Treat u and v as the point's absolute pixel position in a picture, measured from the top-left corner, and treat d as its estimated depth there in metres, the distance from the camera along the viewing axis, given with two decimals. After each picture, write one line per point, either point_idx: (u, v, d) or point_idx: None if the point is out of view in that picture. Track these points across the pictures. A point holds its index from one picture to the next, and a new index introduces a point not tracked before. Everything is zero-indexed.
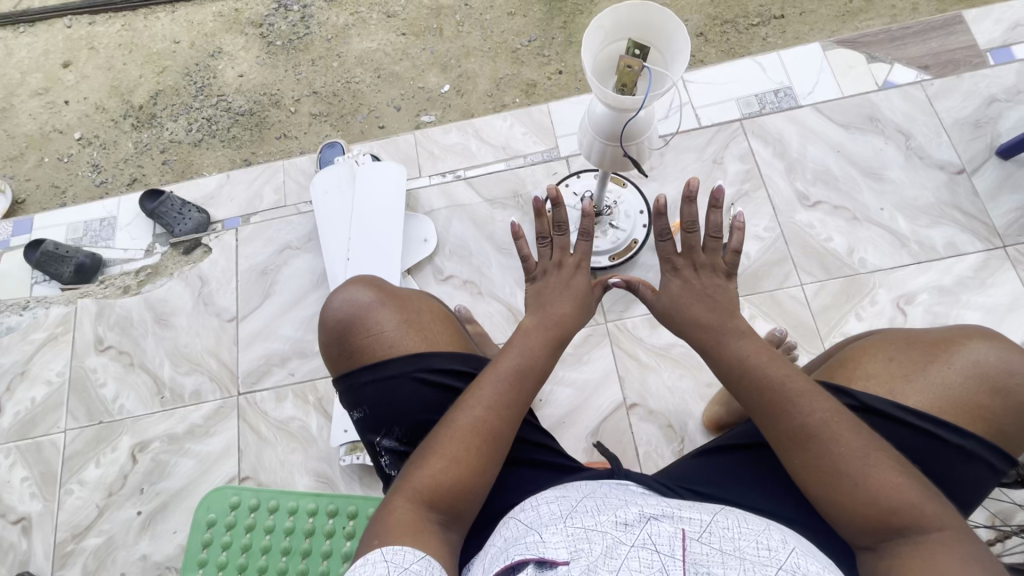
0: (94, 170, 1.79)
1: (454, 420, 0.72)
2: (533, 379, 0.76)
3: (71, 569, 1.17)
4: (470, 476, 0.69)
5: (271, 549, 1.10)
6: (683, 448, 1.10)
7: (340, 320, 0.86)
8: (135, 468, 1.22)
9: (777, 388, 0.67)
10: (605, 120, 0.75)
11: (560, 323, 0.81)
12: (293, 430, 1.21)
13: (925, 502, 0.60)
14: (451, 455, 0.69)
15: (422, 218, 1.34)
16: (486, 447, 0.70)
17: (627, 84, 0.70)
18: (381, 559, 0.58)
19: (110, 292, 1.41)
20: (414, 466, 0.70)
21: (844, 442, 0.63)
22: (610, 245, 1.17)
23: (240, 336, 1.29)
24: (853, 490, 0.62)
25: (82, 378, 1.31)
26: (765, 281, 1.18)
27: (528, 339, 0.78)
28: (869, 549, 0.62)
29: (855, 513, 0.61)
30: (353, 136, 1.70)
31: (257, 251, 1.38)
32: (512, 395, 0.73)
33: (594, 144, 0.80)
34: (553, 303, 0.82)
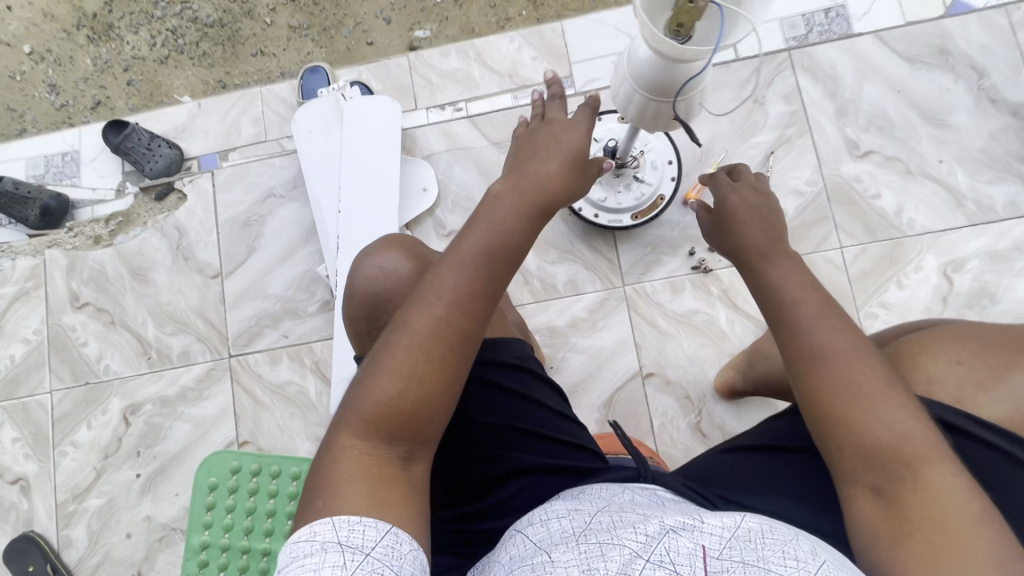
0: (52, 91, 1.56)
1: (408, 323, 0.64)
2: (502, 260, 0.67)
3: (76, 529, 1.16)
4: (430, 394, 0.62)
5: (277, 513, 1.11)
6: (699, 421, 1.06)
7: (364, 294, 0.75)
8: (128, 431, 1.18)
9: (795, 309, 0.59)
10: (649, 69, 0.60)
11: (539, 190, 0.69)
12: (290, 395, 1.15)
13: (931, 441, 0.52)
14: (408, 369, 0.61)
15: (419, 161, 1.19)
16: (446, 355, 0.63)
17: (686, 24, 0.54)
18: (334, 541, 0.54)
19: (79, 243, 1.28)
20: (362, 383, 0.63)
21: (860, 368, 0.55)
22: (633, 201, 1.05)
23: (226, 294, 1.19)
24: (855, 422, 0.54)
25: (61, 337, 1.23)
26: (800, 243, 1.07)
27: (492, 218, 0.68)
28: (864, 493, 0.53)
29: (852, 446, 0.54)
30: (339, 56, 1.48)
31: (236, 199, 1.23)
32: (473, 290, 0.65)
33: (633, 98, 0.65)
34: (533, 167, 0.70)
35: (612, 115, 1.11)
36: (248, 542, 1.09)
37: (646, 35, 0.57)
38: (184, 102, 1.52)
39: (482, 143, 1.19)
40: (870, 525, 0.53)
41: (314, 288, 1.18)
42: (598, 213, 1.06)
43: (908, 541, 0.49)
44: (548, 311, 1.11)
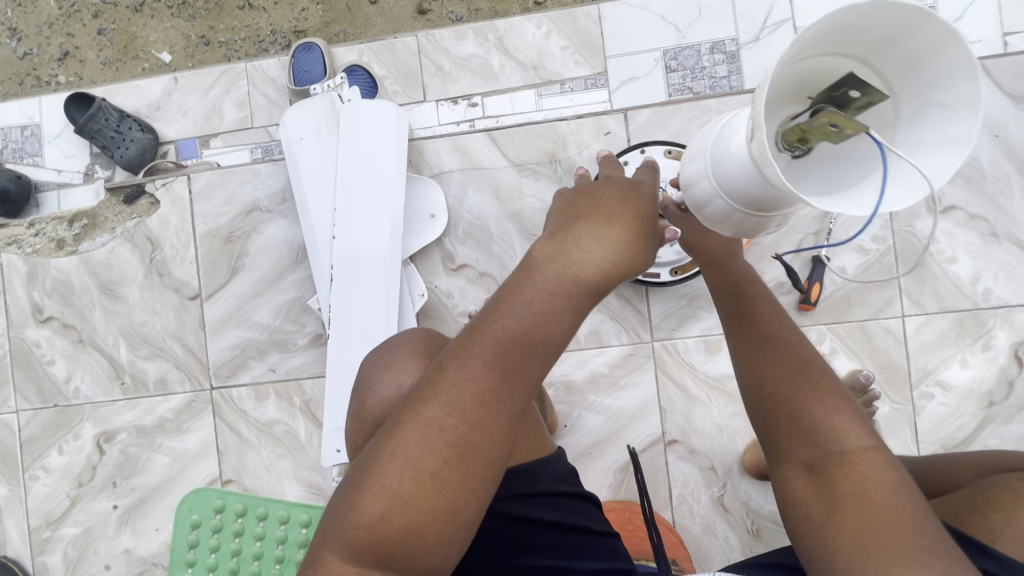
0: (11, 36, 1.26)
1: (399, 424, 0.46)
2: (531, 351, 0.46)
3: (51, 556, 1.10)
4: (432, 523, 0.44)
5: (263, 556, 1.04)
6: (723, 494, 0.97)
7: (377, 412, 0.60)
8: (103, 459, 1.09)
9: (749, 304, 0.62)
10: (743, 180, 0.45)
11: (585, 269, 0.45)
12: (278, 435, 1.06)
13: (856, 424, 0.54)
14: (401, 482, 0.44)
15: (427, 181, 1.03)
16: (455, 469, 0.45)
17: (812, 139, 0.42)
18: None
19: (39, 245, 1.13)
20: (344, 494, 0.46)
21: (804, 355, 0.59)
22: (675, 255, 0.94)
23: (207, 319, 1.07)
24: (798, 411, 0.55)
25: (24, 352, 1.11)
26: (858, 307, 0.95)
27: (525, 291, 0.46)
28: (794, 468, 0.54)
29: (788, 424, 0.56)
30: (337, 15, 1.23)
31: (217, 209, 1.07)
32: (492, 385, 0.45)
33: (715, 201, 0.50)
34: (581, 237, 0.46)
35: (659, 151, 0.97)
36: None
37: (758, 153, 0.41)
38: (164, 61, 1.24)
39: (501, 162, 1.03)
40: (803, 506, 0.53)
41: (304, 319, 1.05)
42: None
43: (839, 515, 0.50)
44: (565, 363, 1.00)
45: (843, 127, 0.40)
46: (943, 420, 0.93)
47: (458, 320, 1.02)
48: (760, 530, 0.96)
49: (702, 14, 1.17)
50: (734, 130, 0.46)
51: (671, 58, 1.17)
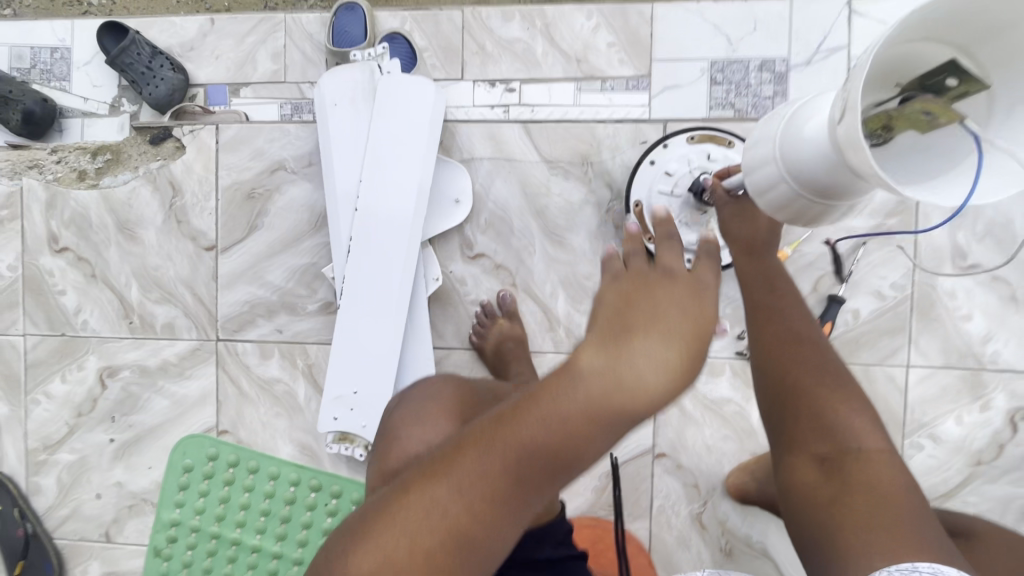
0: None
1: (409, 492, 0.48)
2: (548, 464, 0.45)
3: (45, 478, 1.13)
4: None
5: (250, 507, 1.08)
6: (702, 512, 1.00)
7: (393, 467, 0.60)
8: (104, 393, 1.11)
9: (780, 303, 0.63)
10: (816, 167, 0.45)
11: (626, 391, 0.44)
12: (277, 394, 1.07)
13: (870, 425, 0.60)
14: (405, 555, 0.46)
15: (455, 165, 1.02)
16: (447, 556, 0.46)
17: (896, 127, 0.43)
18: None
19: (61, 174, 1.13)
20: (350, 537, 0.50)
21: (828, 355, 0.63)
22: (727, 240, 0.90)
23: (220, 271, 1.08)
24: (818, 409, 0.60)
25: (37, 279, 1.12)
26: (864, 350, 0.96)
27: (557, 402, 0.45)
28: (806, 460, 0.60)
29: (807, 420, 0.61)
30: None
31: (241, 163, 1.07)
32: (502, 485, 0.46)
33: (779, 185, 0.50)
34: (629, 356, 0.44)
35: (680, 138, 0.91)
36: (219, 528, 1.09)
37: (847, 136, 0.41)
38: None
39: (532, 156, 1.01)
40: (810, 491, 0.59)
41: (316, 285, 1.06)
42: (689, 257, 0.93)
43: (846, 502, 0.56)
44: None
45: (937, 115, 0.42)
46: (930, 471, 0.94)
47: (468, 309, 1.03)
48: (732, 550, 0.99)
49: (756, 29, 1.14)
50: (809, 116, 0.46)
51: (718, 70, 1.15)
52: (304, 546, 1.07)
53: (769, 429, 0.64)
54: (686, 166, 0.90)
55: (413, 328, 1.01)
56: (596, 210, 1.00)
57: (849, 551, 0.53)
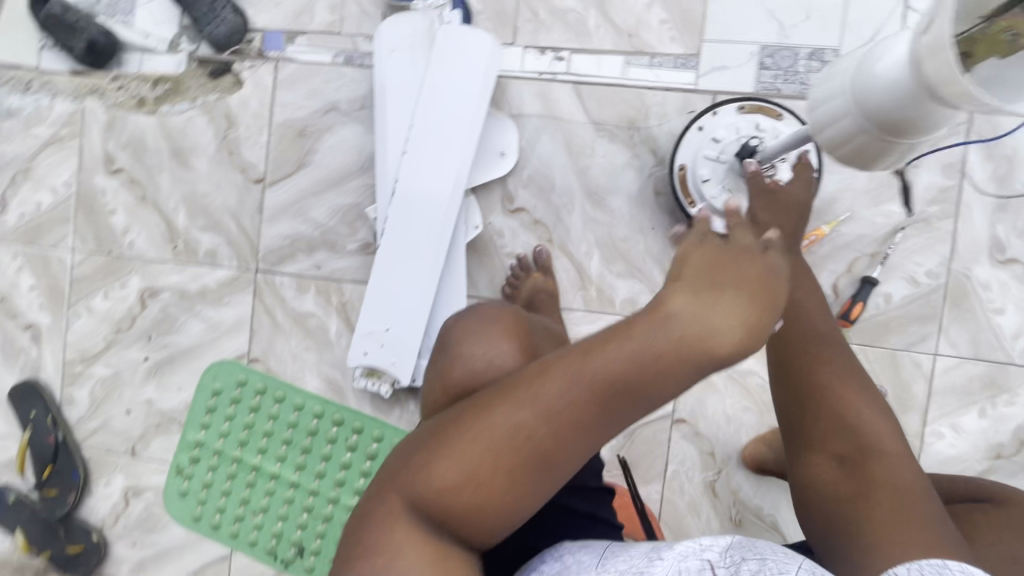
0: None
1: (489, 411, 0.49)
2: (631, 397, 0.47)
3: (79, 390, 1.17)
4: (496, 505, 0.49)
5: (273, 435, 1.12)
6: (715, 480, 1.01)
7: (457, 382, 0.60)
8: (143, 313, 1.15)
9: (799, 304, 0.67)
10: (887, 99, 0.47)
11: (712, 343, 0.45)
12: (310, 328, 1.10)
13: (887, 426, 0.62)
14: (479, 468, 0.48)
15: (504, 119, 1.04)
16: (528, 472, 0.48)
17: (977, 55, 0.44)
18: None
19: (121, 99, 1.16)
20: (424, 451, 0.51)
21: (844, 356, 0.65)
22: None
23: (266, 204, 1.11)
24: (837, 409, 0.63)
25: (90, 197, 1.16)
26: (894, 335, 0.97)
27: (647, 342, 0.46)
28: (826, 458, 0.62)
29: (827, 420, 0.63)
30: None
31: (297, 101, 1.10)
32: (586, 413, 0.48)
33: (842, 120, 0.51)
34: (721, 305, 0.46)
35: (730, 107, 0.92)
36: (241, 454, 1.13)
37: (929, 46, 0.43)
38: None
39: (580, 117, 1.03)
40: (831, 488, 0.61)
41: (358, 225, 1.09)
42: None
43: (867, 501, 0.57)
44: (596, 324, 1.03)
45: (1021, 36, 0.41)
46: (949, 460, 0.95)
47: (504, 262, 1.05)
48: (741, 521, 1.00)
49: (809, 18, 1.14)
50: (887, 49, 0.47)
51: (768, 56, 1.15)
52: (321, 478, 1.11)
53: (789, 427, 0.66)
54: (734, 134, 0.91)
55: (450, 273, 1.03)
56: (638, 174, 1.02)
57: (875, 549, 0.53)
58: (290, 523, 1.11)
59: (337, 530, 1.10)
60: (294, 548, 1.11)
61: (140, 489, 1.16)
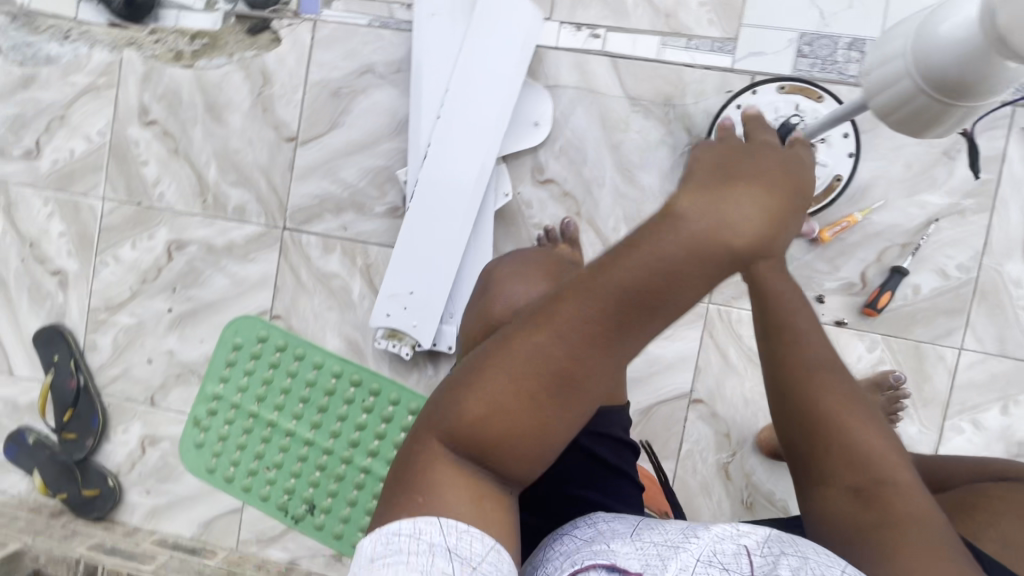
0: None
1: (506, 344, 0.48)
2: (655, 307, 0.45)
3: (102, 337, 1.19)
4: (526, 431, 0.47)
5: (291, 392, 1.13)
6: (728, 462, 1.01)
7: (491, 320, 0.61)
8: (169, 265, 1.16)
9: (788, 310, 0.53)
10: (954, 56, 0.46)
11: (737, 240, 0.43)
12: (333, 288, 1.11)
13: (887, 447, 0.52)
14: (506, 399, 0.47)
15: (540, 90, 1.04)
16: (554, 395, 0.47)
17: None
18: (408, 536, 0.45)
19: (158, 52, 1.17)
20: (449, 392, 0.50)
21: (837, 371, 0.54)
22: None
23: (297, 162, 1.11)
24: (843, 438, 0.52)
25: (123, 147, 1.17)
26: (919, 327, 0.96)
27: (658, 247, 0.44)
28: (841, 491, 0.51)
29: (838, 452, 0.52)
30: None
31: (333, 62, 1.10)
32: (606, 330, 0.45)
33: (901, 82, 0.51)
34: (732, 202, 0.43)
35: (770, 86, 0.93)
36: (258, 408, 1.14)
37: None
38: None
39: (616, 92, 1.03)
40: (847, 525, 0.50)
41: (387, 188, 1.09)
42: None
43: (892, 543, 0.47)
44: None
45: None
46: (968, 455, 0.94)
47: (530, 232, 1.05)
48: (753, 504, 1.00)
49: (854, 6, 1.02)
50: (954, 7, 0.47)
51: (806, 43, 1.03)
52: (336, 438, 1.12)
53: (793, 458, 0.54)
54: (772, 113, 0.91)
55: (477, 241, 1.03)
56: (671, 152, 1.02)
57: None
58: (303, 480, 1.12)
59: (348, 490, 1.11)
60: (305, 505, 1.12)
61: (157, 438, 1.18)
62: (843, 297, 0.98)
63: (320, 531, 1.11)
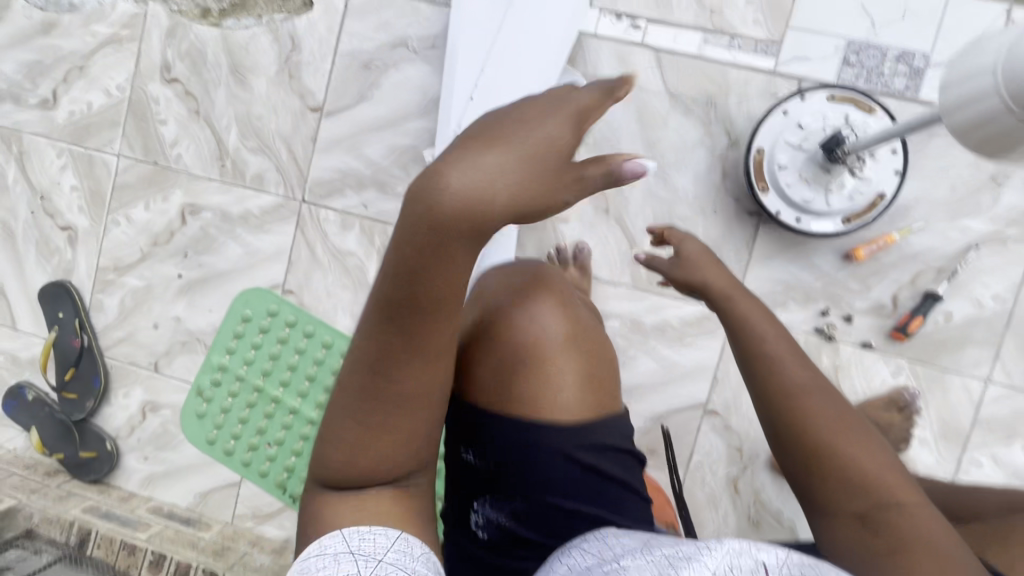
0: None
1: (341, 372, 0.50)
2: (433, 291, 0.45)
3: (109, 298, 1.16)
4: (378, 451, 0.49)
5: (297, 369, 1.11)
6: (738, 477, 0.99)
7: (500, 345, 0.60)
8: (182, 229, 1.13)
9: (763, 350, 0.63)
10: None
11: (452, 215, 0.43)
12: (349, 267, 1.08)
13: (892, 466, 0.54)
14: (347, 425, 0.49)
15: (578, 79, 1.00)
16: (372, 408, 0.48)
17: None
18: (346, 551, 0.47)
19: (184, 7, 1.12)
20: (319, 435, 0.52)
21: (830, 403, 0.58)
22: (845, 203, 0.86)
23: (321, 134, 1.08)
24: (834, 458, 0.55)
25: (142, 104, 1.13)
26: (948, 355, 0.94)
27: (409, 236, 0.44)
28: (842, 518, 0.53)
29: (834, 479, 0.55)
30: None
31: (366, 32, 1.06)
32: (392, 330, 0.46)
33: (988, 100, 0.48)
34: (464, 171, 0.44)
35: (820, 94, 0.87)
36: (263, 383, 1.12)
37: None
38: None
39: (657, 87, 0.99)
40: (855, 550, 0.51)
41: (411, 168, 1.06)
42: (800, 217, 0.88)
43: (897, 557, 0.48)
44: (641, 303, 1.01)
45: None
46: None
47: (555, 227, 1.02)
48: (759, 521, 0.99)
49: (904, 19, 0.97)
50: None
51: (853, 52, 0.98)
52: None
53: (797, 490, 0.58)
54: (820, 123, 0.87)
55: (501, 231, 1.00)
56: (708, 154, 0.98)
57: None
58: (304, 460, 1.11)
59: None
60: (305, 484, 1.10)
61: (158, 405, 1.16)
62: (872, 319, 0.95)
63: None
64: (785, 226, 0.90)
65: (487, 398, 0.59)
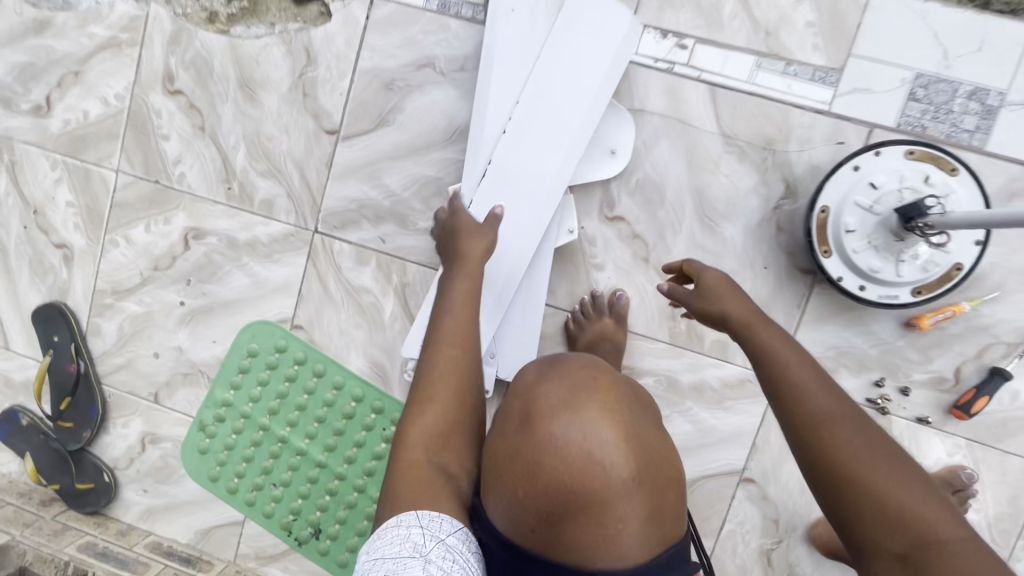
0: None
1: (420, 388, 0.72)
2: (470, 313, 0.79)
3: (107, 323, 1.09)
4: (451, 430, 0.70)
5: (306, 409, 1.04)
6: (772, 549, 0.94)
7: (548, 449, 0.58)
8: (185, 254, 1.05)
9: (786, 376, 0.60)
10: None
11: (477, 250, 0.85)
12: (364, 305, 1.01)
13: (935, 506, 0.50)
14: (432, 418, 0.69)
15: (623, 113, 0.90)
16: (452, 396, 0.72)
17: None
18: (416, 524, 0.58)
19: (189, 11, 1.02)
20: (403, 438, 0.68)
21: (859, 436, 0.55)
22: (917, 274, 0.78)
23: (337, 159, 0.99)
24: (869, 496, 0.52)
25: (143, 116, 1.04)
26: (1009, 437, 0.87)
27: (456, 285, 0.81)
28: (882, 558, 0.50)
29: (869, 510, 0.52)
30: None
31: (389, 49, 0.96)
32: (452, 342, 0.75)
33: None
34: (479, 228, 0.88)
35: (897, 149, 0.78)
36: (269, 422, 1.06)
37: None
38: None
39: (709, 126, 0.90)
40: None
41: (434, 203, 0.97)
42: (864, 285, 0.80)
43: None
44: (678, 360, 0.93)
45: None
46: None
47: (589, 274, 0.94)
48: None
49: (982, 49, 0.86)
50: None
51: (920, 85, 0.87)
52: (350, 464, 1.04)
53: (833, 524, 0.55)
54: (896, 183, 0.77)
55: (531, 278, 0.92)
56: (761, 203, 0.89)
57: None
58: (310, 503, 1.05)
59: (358, 519, 1.04)
60: (311, 528, 1.05)
61: (158, 437, 1.10)
62: (930, 392, 0.88)
63: (324, 556, 1.05)
64: (846, 293, 0.82)
65: (529, 532, 0.57)
